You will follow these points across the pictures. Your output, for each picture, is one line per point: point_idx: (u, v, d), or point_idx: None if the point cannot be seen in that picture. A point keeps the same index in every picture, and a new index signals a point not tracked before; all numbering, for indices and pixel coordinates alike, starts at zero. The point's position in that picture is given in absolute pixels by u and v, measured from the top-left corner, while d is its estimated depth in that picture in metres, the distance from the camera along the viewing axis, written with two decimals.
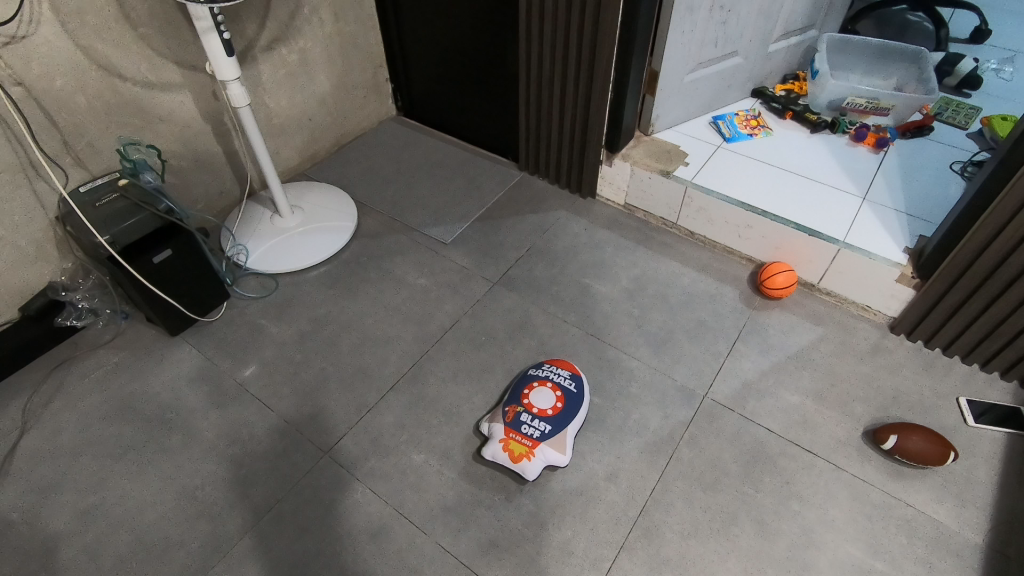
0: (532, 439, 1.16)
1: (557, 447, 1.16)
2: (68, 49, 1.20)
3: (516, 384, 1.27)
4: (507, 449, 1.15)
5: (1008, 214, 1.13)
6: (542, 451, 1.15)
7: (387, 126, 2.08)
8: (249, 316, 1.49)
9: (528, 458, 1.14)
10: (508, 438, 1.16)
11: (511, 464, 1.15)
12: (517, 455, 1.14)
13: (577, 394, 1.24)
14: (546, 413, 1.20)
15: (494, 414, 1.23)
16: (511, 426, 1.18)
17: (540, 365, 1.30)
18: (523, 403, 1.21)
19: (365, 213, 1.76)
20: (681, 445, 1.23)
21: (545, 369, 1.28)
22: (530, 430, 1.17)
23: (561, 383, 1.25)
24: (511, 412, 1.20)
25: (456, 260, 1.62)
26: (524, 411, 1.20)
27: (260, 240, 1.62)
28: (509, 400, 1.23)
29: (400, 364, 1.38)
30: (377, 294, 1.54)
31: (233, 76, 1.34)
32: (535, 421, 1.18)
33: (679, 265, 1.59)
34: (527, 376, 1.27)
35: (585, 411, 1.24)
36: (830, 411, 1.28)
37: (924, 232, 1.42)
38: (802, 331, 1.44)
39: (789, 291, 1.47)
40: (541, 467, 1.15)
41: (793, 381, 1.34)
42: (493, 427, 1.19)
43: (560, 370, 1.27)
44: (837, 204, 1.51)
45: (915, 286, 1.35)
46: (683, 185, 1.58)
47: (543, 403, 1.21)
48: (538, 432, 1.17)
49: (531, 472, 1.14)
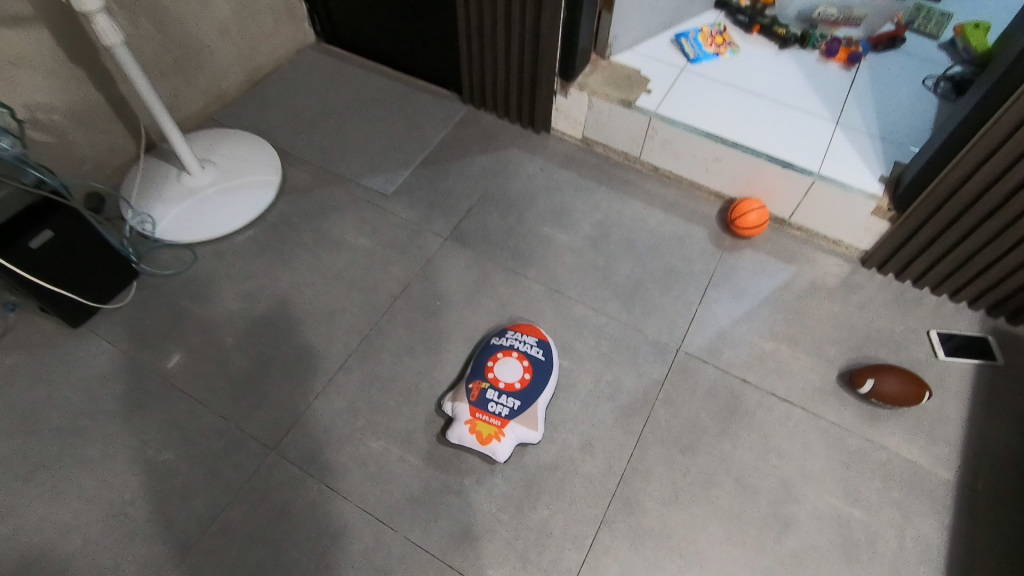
0: (500, 418, 1.07)
1: (528, 424, 1.08)
2: None
3: (478, 355, 1.16)
4: (474, 431, 1.06)
5: (995, 143, 1.05)
6: (513, 430, 1.07)
7: (306, 56, 1.80)
8: (166, 296, 1.30)
9: (498, 439, 1.06)
10: (474, 420, 1.07)
11: (479, 448, 1.06)
12: (485, 438, 1.06)
13: (547, 361, 1.15)
14: (514, 388, 1.10)
15: (457, 391, 1.12)
16: (477, 406, 1.08)
17: (503, 332, 1.19)
18: (488, 378, 1.11)
19: (291, 164, 1.54)
20: (657, 405, 1.16)
21: (510, 337, 1.17)
22: (497, 409, 1.08)
23: (527, 352, 1.15)
24: (475, 389, 1.10)
25: (400, 214, 1.45)
26: (490, 387, 1.10)
27: (167, 205, 1.39)
28: (472, 375, 1.13)
29: (348, 340, 1.24)
30: (314, 260, 1.36)
31: (97, 6, 1.07)
32: (502, 398, 1.09)
33: (645, 206, 1.47)
34: (490, 346, 1.16)
35: (555, 379, 1.15)
36: (804, 355, 1.24)
37: (899, 159, 1.34)
38: (773, 271, 1.37)
39: (760, 229, 1.39)
40: (512, 446, 1.08)
41: (767, 327, 1.28)
42: (457, 406, 1.09)
43: (525, 337, 1.17)
44: (810, 131, 1.40)
45: (890, 219, 1.28)
46: (646, 116, 1.43)
47: (509, 377, 1.11)
48: (506, 409, 1.08)
49: (502, 454, 1.06)
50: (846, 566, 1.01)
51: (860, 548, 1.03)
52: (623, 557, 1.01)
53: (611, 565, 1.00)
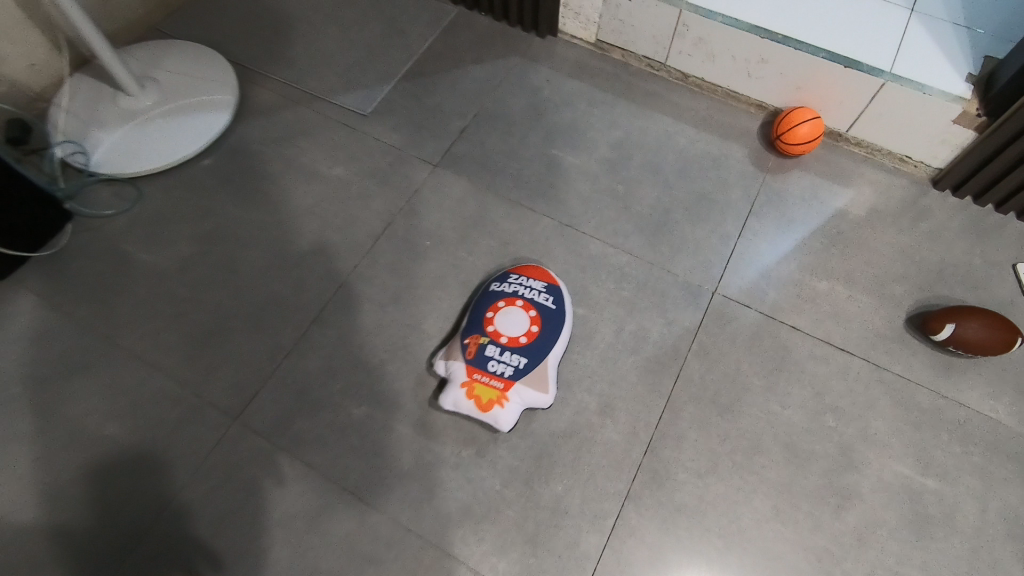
0: (503, 380, 0.89)
1: (537, 386, 0.90)
2: None
3: (476, 304, 0.97)
4: (472, 396, 0.89)
5: None
6: (518, 394, 0.89)
7: None
8: (107, 241, 1.10)
9: (501, 405, 0.88)
10: (473, 382, 0.89)
11: (478, 415, 0.89)
12: (485, 404, 0.88)
13: (558, 310, 0.96)
14: (519, 343, 0.92)
15: (450, 348, 0.94)
16: (475, 366, 0.90)
17: (505, 276, 0.99)
18: (487, 331, 0.92)
19: (250, 80, 1.29)
20: (689, 360, 0.98)
21: (513, 281, 0.97)
22: (499, 369, 0.90)
23: (535, 299, 0.95)
24: (473, 345, 0.92)
25: (380, 137, 1.22)
26: (490, 342, 0.92)
27: (100, 131, 1.17)
28: (469, 328, 0.94)
29: (322, 289, 1.05)
30: (280, 195, 1.15)
31: None
32: (505, 355, 0.91)
33: (672, 121, 1.23)
34: (489, 293, 0.97)
35: (569, 332, 0.96)
36: (865, 296, 1.04)
37: (991, 54, 1.08)
38: (826, 196, 1.15)
39: (812, 145, 1.16)
40: (519, 412, 0.90)
41: (819, 263, 1.07)
42: (452, 366, 0.92)
43: (532, 282, 0.97)
44: (878, 21, 1.13)
45: (978, 128, 1.04)
46: (676, 8, 1.16)
47: (513, 330, 0.93)
48: (510, 369, 0.90)
49: (507, 422, 0.88)
50: (917, 545, 0.85)
51: (934, 523, 0.86)
52: (652, 539, 0.85)
53: (637, 549, 0.85)
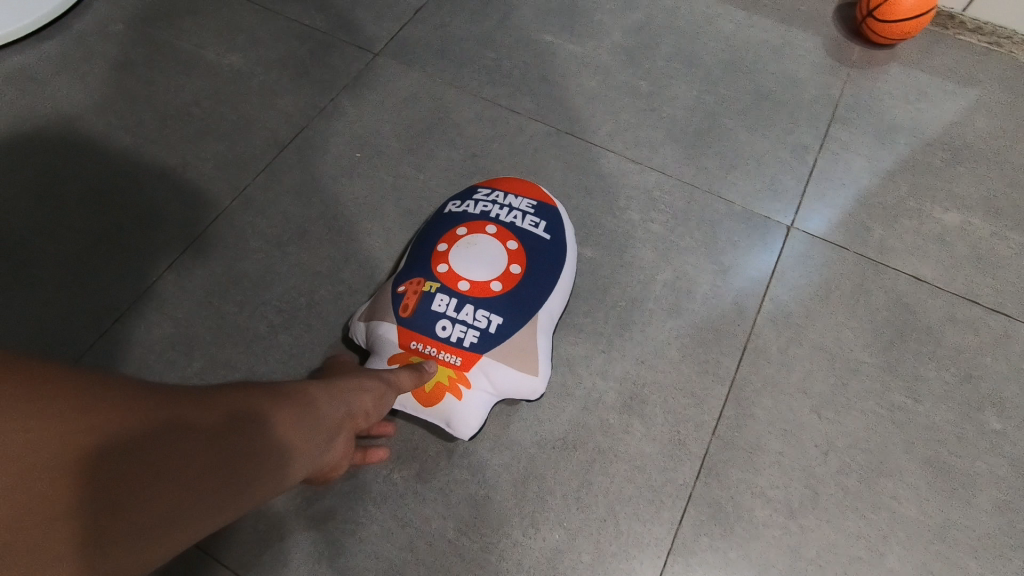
0: (461, 354, 0.53)
1: (518, 364, 0.54)
2: None
3: (421, 233, 0.60)
4: None
5: None
6: (487, 375, 0.53)
7: None
8: None
9: (458, 395, 0.52)
10: (410, 357, 0.53)
11: (419, 411, 0.54)
12: (430, 394, 0.52)
13: (553, 243, 0.59)
14: (489, 292, 0.54)
15: (377, 300, 0.57)
16: (415, 329, 0.53)
17: (472, 191, 0.62)
18: (438, 273, 0.55)
19: None
20: (759, 324, 0.62)
21: (485, 198, 0.60)
22: (455, 335, 0.53)
23: (519, 226, 0.59)
24: (411, 295, 0.55)
25: (298, 17, 0.85)
26: (441, 291, 0.54)
27: None
28: (406, 269, 0.57)
29: (190, 220, 0.69)
30: (142, 90, 0.78)
31: None
32: (466, 313, 0.54)
33: (712, 1, 0.88)
34: (445, 216, 0.60)
35: (570, 279, 0.59)
36: (1017, 233, 0.69)
37: None
38: (939, 97, 0.80)
39: (919, 27, 0.80)
40: (489, 406, 0.54)
41: (942, 186, 0.72)
42: (376, 330, 0.55)
43: (514, 200, 0.60)
44: None
45: None
46: None
47: (481, 272, 0.55)
48: (474, 336, 0.53)
49: (467, 425, 0.53)
50: None
51: None
52: None
53: None
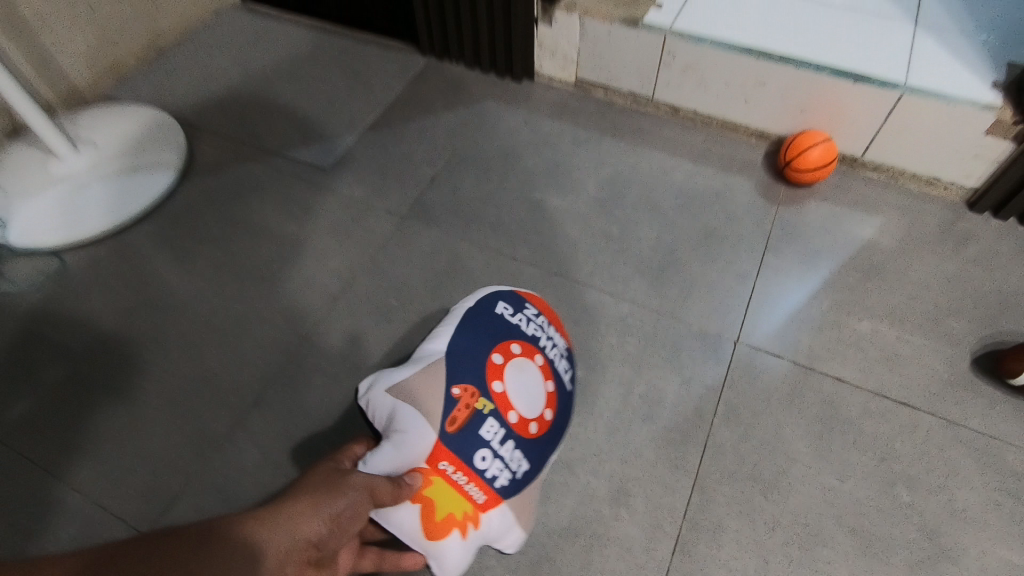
0: (483, 493, 0.66)
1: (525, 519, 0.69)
2: None
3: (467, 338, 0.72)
4: (425, 503, 0.64)
5: None
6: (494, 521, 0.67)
7: (227, 18, 1.46)
8: (20, 319, 0.95)
9: (462, 529, 0.65)
10: (435, 476, 0.64)
11: (417, 539, 0.64)
12: (441, 521, 0.64)
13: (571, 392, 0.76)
14: (529, 432, 0.69)
15: (428, 380, 0.68)
16: (452, 450, 0.65)
17: (523, 308, 0.77)
18: (494, 393, 0.68)
19: (200, 140, 1.19)
20: (716, 424, 0.80)
21: (536, 327, 0.76)
22: (490, 468, 0.66)
23: (555, 371, 0.74)
24: (462, 412, 0.67)
25: (341, 189, 1.09)
26: (491, 414, 0.67)
27: (28, 200, 1.03)
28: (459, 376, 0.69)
29: (267, 362, 0.89)
30: (223, 257, 1.01)
31: None
32: (503, 452, 0.67)
33: (665, 156, 1.11)
34: (505, 324, 0.74)
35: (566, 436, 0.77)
36: (918, 335, 0.87)
37: (1015, 58, 0.97)
38: (851, 226, 1.00)
39: (826, 172, 1.03)
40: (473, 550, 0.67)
41: (856, 300, 0.91)
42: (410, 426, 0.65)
43: (556, 342, 0.77)
44: (885, 35, 1.03)
45: (1015, 139, 0.91)
46: (659, 35, 1.06)
47: (525, 408, 0.69)
48: (502, 476, 0.67)
49: (458, 564, 0.65)
50: None
51: None
52: None
53: None
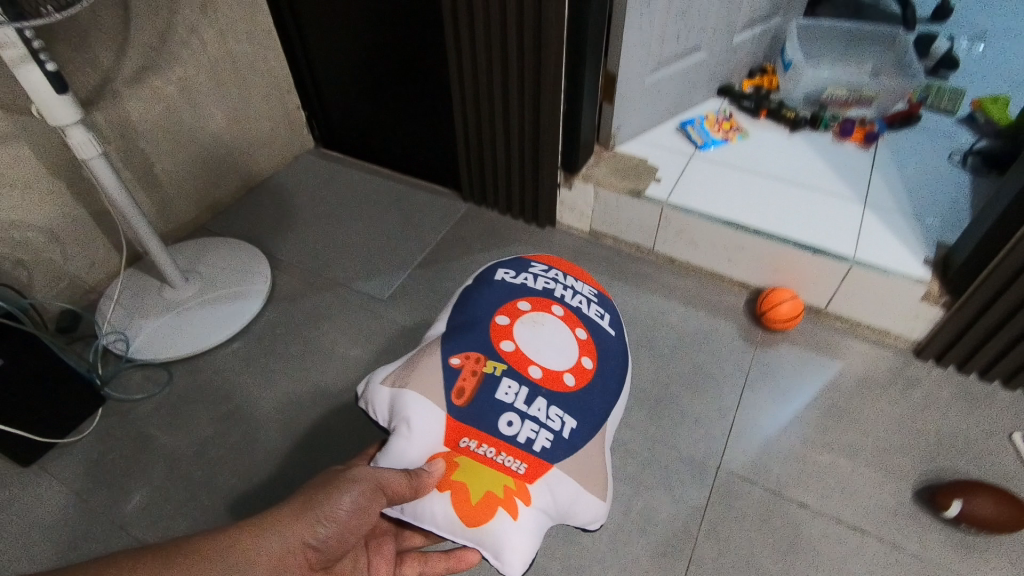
0: (521, 457, 0.81)
1: (590, 487, 0.84)
2: None
3: (474, 321, 0.93)
4: (462, 489, 0.79)
5: None
6: (543, 492, 0.81)
7: (304, 162, 1.77)
8: (134, 422, 1.17)
9: (504, 503, 0.78)
10: (462, 456, 0.81)
11: (465, 523, 0.78)
12: (480, 499, 0.78)
13: (599, 337, 0.95)
14: (552, 380, 0.87)
15: (441, 356, 0.88)
16: (467, 418, 0.83)
17: (533, 280, 0.99)
18: (506, 356, 0.88)
19: (280, 270, 1.45)
20: (699, 540, 0.97)
21: (546, 290, 0.97)
22: (523, 429, 0.82)
23: (570, 321, 0.94)
24: (475, 380, 0.86)
25: (395, 319, 1.33)
26: (503, 370, 0.86)
27: (145, 321, 1.29)
28: (466, 351, 0.89)
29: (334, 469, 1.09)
30: (300, 374, 1.24)
31: (72, 120, 1.01)
32: (531, 410, 0.83)
33: (663, 299, 1.35)
34: (514, 295, 0.96)
35: (626, 387, 0.96)
36: (869, 468, 1.05)
37: (943, 239, 1.22)
38: (816, 368, 1.21)
39: (795, 322, 1.24)
40: (541, 523, 0.81)
41: (819, 434, 1.10)
42: (411, 405, 0.84)
43: (569, 299, 0.97)
44: (838, 215, 1.29)
45: (944, 306, 1.14)
46: (658, 205, 1.33)
47: (541, 360, 0.88)
48: (536, 434, 0.82)
49: (511, 535, 0.77)
50: None
51: None
52: None
53: None
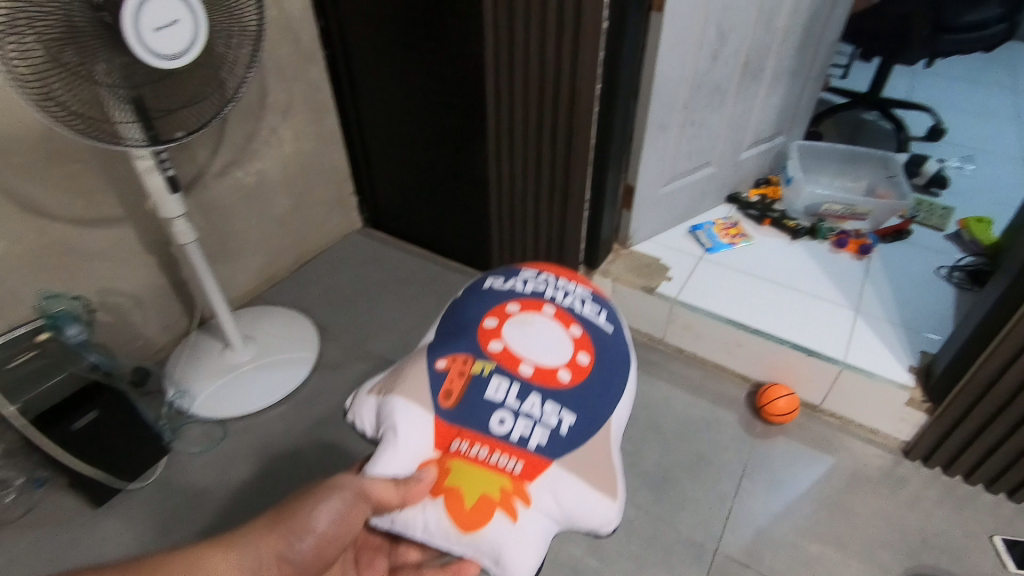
0: (519, 454, 0.73)
1: (598, 486, 0.76)
2: (11, 212, 1.12)
3: (460, 324, 0.85)
4: (453, 493, 0.72)
5: (1010, 354, 1.07)
6: (545, 491, 0.73)
7: (351, 241, 1.98)
8: (191, 473, 1.30)
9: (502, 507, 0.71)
10: (452, 459, 0.74)
11: (458, 532, 0.70)
12: (476, 504, 0.71)
13: (596, 333, 0.86)
14: (547, 379, 0.79)
15: (420, 366, 0.81)
16: (450, 424, 0.76)
17: (524, 279, 0.91)
18: (494, 357, 0.80)
19: (326, 339, 1.62)
20: None
21: (536, 286, 0.89)
22: (517, 431, 0.74)
23: (564, 317, 0.85)
24: (461, 383, 0.79)
25: None
26: (493, 373, 0.78)
27: (207, 381, 1.45)
28: (452, 352, 0.81)
29: None
30: (340, 438, 1.38)
31: (179, 212, 1.22)
32: (525, 408, 0.76)
33: (670, 386, 1.47)
34: (504, 296, 0.88)
35: (633, 381, 0.87)
36: (856, 561, 1.14)
37: (926, 349, 1.34)
38: (810, 461, 1.31)
39: (792, 416, 1.36)
40: (549, 526, 0.73)
41: (809, 525, 1.20)
42: (398, 412, 0.77)
43: (562, 295, 0.89)
44: (832, 320, 1.43)
45: (927, 410, 1.25)
46: (668, 302, 1.49)
47: (537, 360, 0.80)
48: (534, 434, 0.75)
49: (511, 541, 0.70)
50: None
51: None
52: None
53: None
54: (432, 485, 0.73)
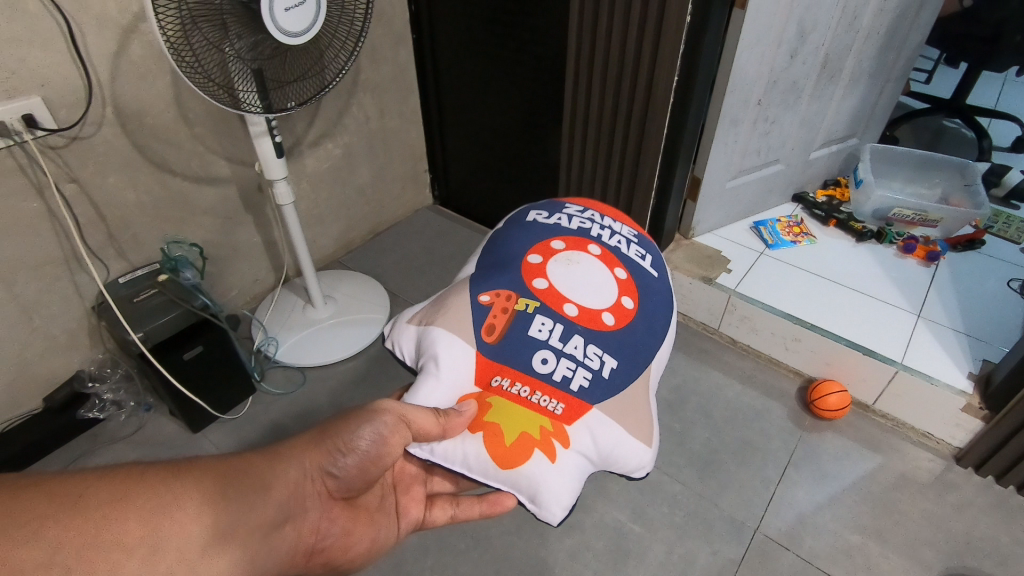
0: (562, 393, 0.82)
1: (632, 431, 0.84)
2: (141, 165, 1.26)
3: (506, 259, 0.97)
4: (496, 432, 0.80)
5: None
6: (582, 432, 0.82)
7: (421, 216, 2.10)
8: (273, 411, 1.45)
9: (546, 445, 0.79)
10: (493, 398, 0.84)
11: (499, 467, 0.78)
12: (515, 442, 0.79)
13: (638, 277, 0.98)
14: (588, 319, 0.89)
15: (466, 293, 0.93)
16: (489, 357, 0.86)
17: (568, 220, 1.03)
18: (535, 295, 0.90)
19: (396, 305, 1.74)
20: None
21: (580, 226, 1.01)
22: (561, 372, 0.83)
23: (606, 257, 0.97)
24: (503, 319, 0.89)
25: None
26: (537, 313, 0.88)
27: (291, 332, 1.60)
28: (495, 288, 0.92)
29: None
30: None
31: (280, 176, 1.35)
32: (572, 348, 0.85)
33: (722, 375, 1.52)
34: (550, 235, 1.00)
35: (671, 327, 0.97)
36: (896, 555, 1.16)
37: (988, 358, 1.34)
38: (858, 457, 1.33)
39: (843, 413, 1.38)
40: (582, 468, 0.82)
41: (851, 517, 1.23)
42: (442, 344, 0.87)
43: (604, 236, 1.00)
44: (891, 322, 1.43)
45: (984, 417, 1.25)
46: (726, 293, 1.53)
47: (581, 304, 0.90)
48: (581, 375, 0.84)
49: (547, 477, 0.78)
50: None
51: None
52: None
53: None
54: (470, 421, 0.81)
